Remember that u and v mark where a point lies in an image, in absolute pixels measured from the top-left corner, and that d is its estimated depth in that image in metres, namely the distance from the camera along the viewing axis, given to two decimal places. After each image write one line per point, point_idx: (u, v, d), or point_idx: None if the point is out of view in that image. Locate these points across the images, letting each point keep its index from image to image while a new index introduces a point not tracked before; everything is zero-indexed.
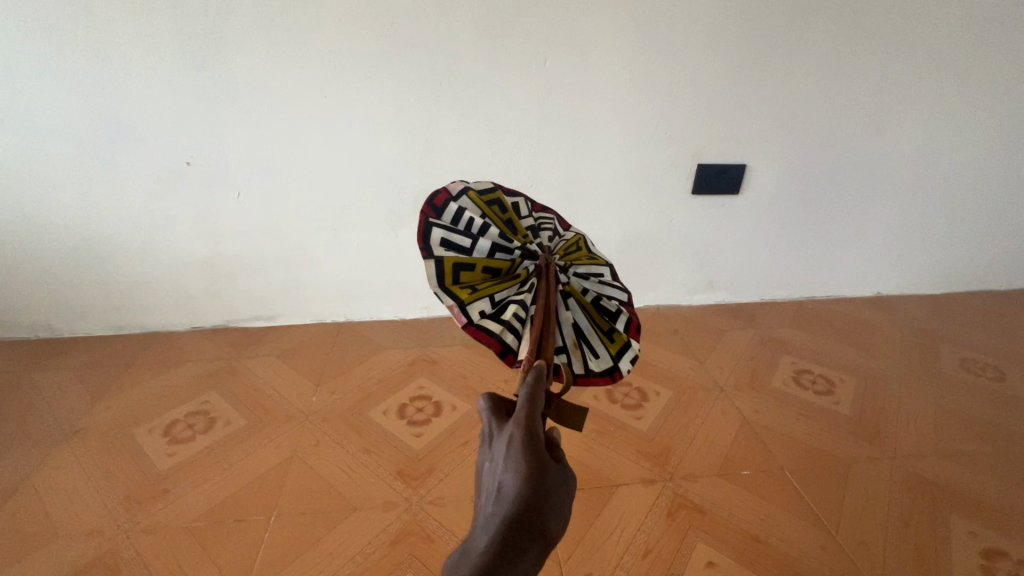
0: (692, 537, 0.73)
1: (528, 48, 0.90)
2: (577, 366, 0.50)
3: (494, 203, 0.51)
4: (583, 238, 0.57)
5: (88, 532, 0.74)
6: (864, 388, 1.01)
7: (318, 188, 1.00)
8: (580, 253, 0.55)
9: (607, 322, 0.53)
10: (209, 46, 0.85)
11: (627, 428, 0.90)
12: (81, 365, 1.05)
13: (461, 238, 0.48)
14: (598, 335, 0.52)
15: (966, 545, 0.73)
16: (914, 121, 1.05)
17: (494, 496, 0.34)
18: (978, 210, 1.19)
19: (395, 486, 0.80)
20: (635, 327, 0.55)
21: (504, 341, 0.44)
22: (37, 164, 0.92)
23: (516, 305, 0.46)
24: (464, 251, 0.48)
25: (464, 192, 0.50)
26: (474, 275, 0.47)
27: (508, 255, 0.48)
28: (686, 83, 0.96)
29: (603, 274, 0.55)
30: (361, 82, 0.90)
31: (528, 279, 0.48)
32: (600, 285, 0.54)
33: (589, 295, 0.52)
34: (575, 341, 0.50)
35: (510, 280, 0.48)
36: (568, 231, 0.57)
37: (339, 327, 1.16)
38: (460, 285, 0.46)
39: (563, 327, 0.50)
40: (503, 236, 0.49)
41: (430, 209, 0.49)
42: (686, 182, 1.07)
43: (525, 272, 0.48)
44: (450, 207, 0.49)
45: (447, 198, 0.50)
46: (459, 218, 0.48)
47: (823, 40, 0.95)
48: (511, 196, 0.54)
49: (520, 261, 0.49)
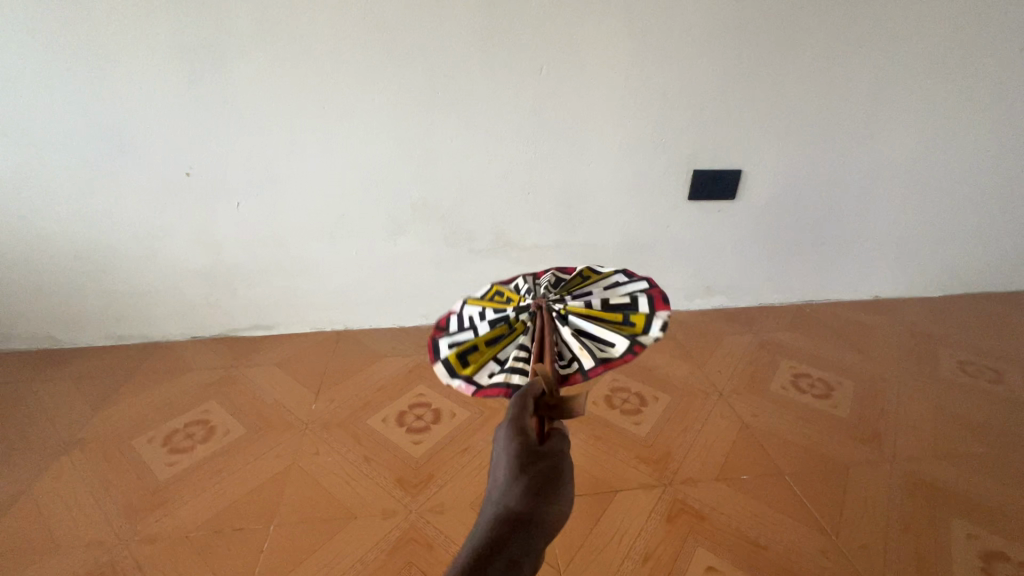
0: (692, 543, 0.73)
1: (523, 57, 0.91)
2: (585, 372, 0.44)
3: (492, 291, 0.50)
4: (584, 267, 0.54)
5: (88, 543, 0.74)
6: (862, 391, 1.01)
7: (317, 196, 1.01)
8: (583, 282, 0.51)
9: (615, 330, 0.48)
10: (209, 58, 0.86)
11: (626, 434, 0.90)
12: (81, 376, 1.06)
13: (462, 333, 0.47)
14: (608, 327, 0.45)
15: (965, 547, 0.73)
16: (907, 125, 1.06)
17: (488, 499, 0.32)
18: (973, 212, 1.20)
19: (395, 494, 0.80)
20: (662, 299, 0.47)
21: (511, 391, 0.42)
22: (39, 176, 0.93)
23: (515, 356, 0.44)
24: (466, 339, 0.46)
25: (465, 303, 0.50)
26: (479, 354, 0.45)
27: (505, 319, 0.46)
28: (681, 90, 0.97)
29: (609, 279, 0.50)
30: (359, 92, 0.91)
31: (524, 328, 0.45)
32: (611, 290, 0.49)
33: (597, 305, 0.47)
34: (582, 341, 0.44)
35: (507, 335, 0.45)
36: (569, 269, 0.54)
37: (338, 335, 1.17)
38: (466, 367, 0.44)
39: (569, 340, 0.44)
40: (497, 311, 0.47)
41: (437, 329, 0.48)
42: (682, 188, 1.08)
43: (521, 322, 0.46)
44: (453, 320, 0.49)
45: (451, 315, 0.50)
46: (461, 321, 0.48)
47: (815, 46, 0.96)
48: (510, 282, 0.52)
49: (516, 316, 0.46)
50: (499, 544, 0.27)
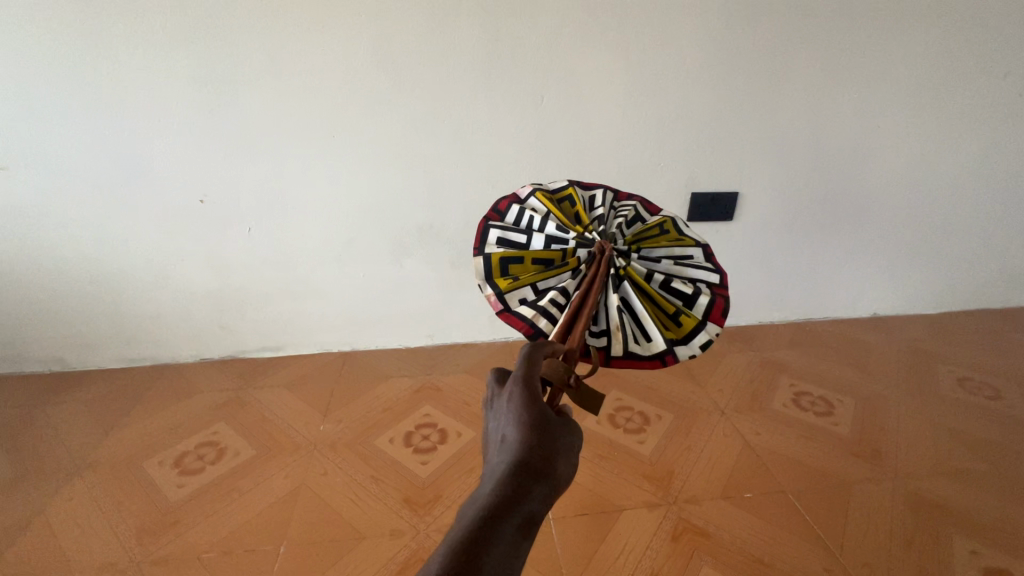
0: (696, 560, 0.74)
1: (526, 87, 0.95)
2: (617, 348, 0.47)
3: (564, 200, 0.52)
4: (671, 219, 0.53)
5: (101, 564, 0.75)
6: (863, 408, 1.02)
7: (324, 222, 1.04)
8: (662, 238, 0.51)
9: (675, 305, 0.48)
10: (223, 91, 0.90)
11: (630, 452, 0.91)
12: (93, 399, 1.07)
13: (516, 235, 0.50)
14: (644, 253, 0.49)
15: (968, 564, 0.74)
16: (897, 148, 1.10)
17: (501, 450, 0.36)
18: (966, 232, 1.22)
19: (403, 514, 0.81)
20: (719, 310, 0.49)
21: (536, 326, 0.46)
22: (55, 204, 0.96)
23: (555, 292, 0.47)
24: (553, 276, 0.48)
25: (533, 193, 0.52)
26: (524, 267, 0.49)
27: (562, 245, 0.48)
28: (677, 117, 1.01)
29: (688, 247, 0.51)
30: (368, 121, 0.95)
31: (579, 266, 0.48)
32: (679, 267, 0.50)
33: (620, 264, 0.47)
34: (629, 278, 0.47)
35: (558, 269, 0.48)
36: (655, 214, 0.54)
37: (345, 356, 1.19)
38: (505, 276, 0.49)
39: (611, 309, 0.47)
40: (560, 228, 0.49)
41: (494, 214, 0.53)
42: (681, 210, 1.11)
43: (617, 266, 0.47)
44: (513, 209, 0.52)
45: (512, 202, 0.53)
46: (519, 218, 0.51)
47: (804, 75, 1.00)
48: (587, 189, 0.54)
49: (575, 249, 0.48)
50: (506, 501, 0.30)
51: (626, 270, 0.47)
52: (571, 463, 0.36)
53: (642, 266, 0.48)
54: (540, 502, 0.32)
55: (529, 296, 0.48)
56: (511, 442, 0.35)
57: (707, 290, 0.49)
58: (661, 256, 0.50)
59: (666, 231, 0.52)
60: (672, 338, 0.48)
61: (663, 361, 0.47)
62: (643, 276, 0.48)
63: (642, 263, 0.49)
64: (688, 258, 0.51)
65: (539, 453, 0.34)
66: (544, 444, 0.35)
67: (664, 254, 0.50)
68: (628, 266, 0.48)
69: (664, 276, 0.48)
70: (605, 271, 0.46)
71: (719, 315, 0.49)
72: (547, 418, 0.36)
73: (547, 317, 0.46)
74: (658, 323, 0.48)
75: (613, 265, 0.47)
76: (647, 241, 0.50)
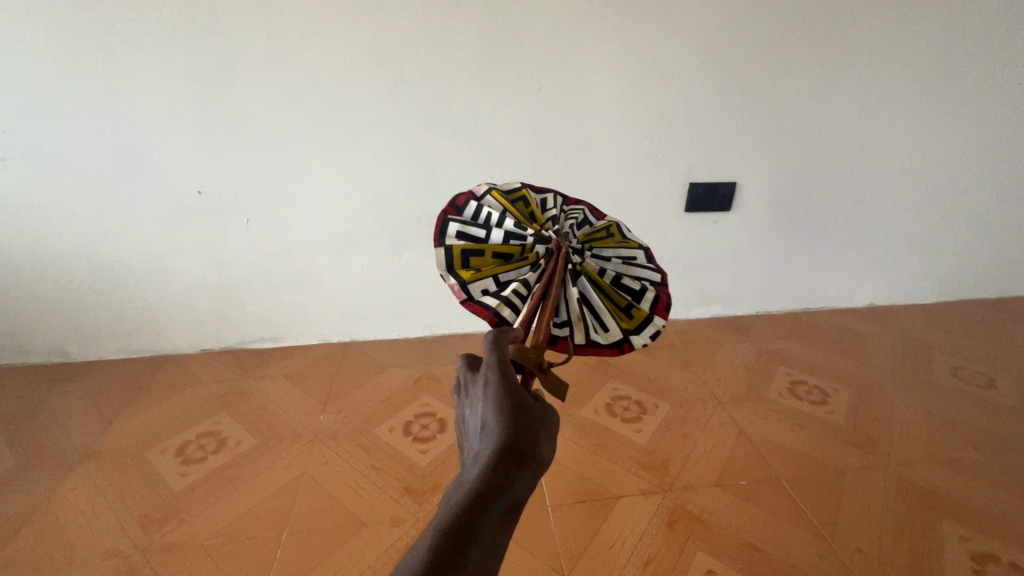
0: (691, 545, 0.75)
1: (524, 77, 0.94)
2: (579, 337, 0.49)
3: (520, 201, 0.54)
4: (616, 222, 0.56)
5: (106, 552, 0.76)
6: (857, 397, 1.04)
7: (324, 213, 1.04)
8: (610, 238, 0.54)
9: (626, 299, 0.51)
10: (220, 82, 0.90)
11: (626, 440, 0.93)
12: (95, 389, 1.08)
13: (475, 229, 0.52)
14: (595, 252, 0.52)
15: (958, 550, 0.75)
16: (895, 138, 1.09)
17: (484, 436, 0.39)
18: (963, 222, 1.23)
19: (403, 502, 0.82)
20: (664, 305, 0.52)
21: (500, 314, 0.46)
22: (54, 196, 0.96)
23: (517, 284, 0.48)
24: (510, 270, 0.49)
25: (488, 191, 0.54)
26: (485, 261, 0.50)
27: (521, 240, 0.50)
28: (675, 108, 1.01)
29: (633, 248, 0.55)
30: (366, 112, 0.95)
31: (538, 261, 0.50)
32: (628, 266, 0.53)
33: (574, 260, 0.50)
34: (582, 275, 0.50)
35: (518, 262, 0.50)
36: (602, 219, 0.57)
37: (345, 347, 1.19)
38: (468, 268, 0.50)
39: (571, 301, 0.49)
40: (518, 224, 0.51)
41: (452, 208, 0.53)
42: (679, 201, 1.11)
43: (572, 262, 0.50)
44: (471, 205, 0.53)
45: (470, 198, 0.54)
46: (478, 213, 0.53)
47: (804, 64, 0.99)
48: (539, 193, 0.57)
49: (533, 245, 0.50)
50: (491, 486, 0.35)
51: (580, 265, 0.50)
52: (551, 439, 0.40)
53: (593, 263, 0.51)
54: (524, 484, 0.36)
55: (491, 287, 0.49)
56: (493, 427, 0.39)
57: (653, 286, 0.53)
58: (612, 255, 0.53)
59: (614, 232, 0.55)
60: (627, 327, 0.51)
61: (621, 348, 0.50)
62: (595, 273, 0.51)
63: (593, 260, 0.52)
64: (634, 257, 0.54)
65: (518, 437, 0.38)
66: (524, 429, 0.38)
67: (613, 251, 0.53)
68: (582, 261, 0.50)
69: (615, 272, 0.52)
70: (563, 266, 0.49)
71: (664, 308, 0.53)
72: (524, 404, 0.40)
73: (511, 306, 0.47)
74: (614, 315, 0.51)
75: (569, 262, 0.50)
76: (597, 239, 0.53)
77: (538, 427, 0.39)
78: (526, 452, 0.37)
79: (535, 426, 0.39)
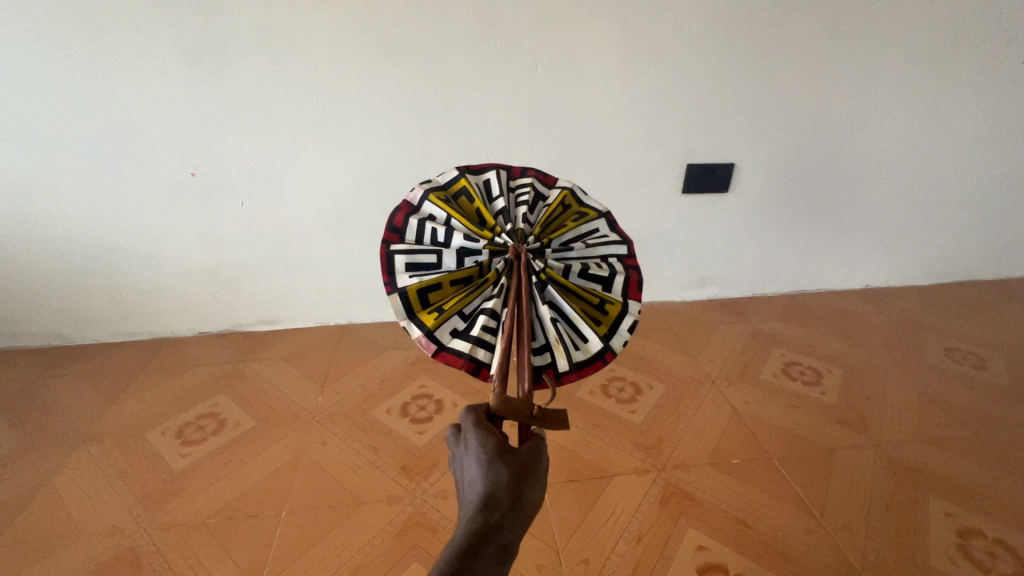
0: (682, 523, 0.77)
1: (520, 55, 0.93)
2: (562, 361, 0.46)
3: (462, 202, 0.51)
4: (569, 191, 0.54)
5: (109, 529, 0.77)
6: (850, 378, 1.05)
7: (319, 195, 1.03)
8: (567, 217, 0.52)
9: (598, 295, 0.50)
10: (211, 60, 0.88)
11: (620, 420, 0.94)
12: (95, 371, 1.09)
13: (426, 255, 0.49)
14: (554, 240, 0.50)
15: (943, 525, 0.76)
16: (895, 117, 1.08)
17: (469, 488, 0.40)
18: (961, 203, 1.22)
19: (400, 481, 0.84)
20: (634, 286, 0.52)
21: (475, 358, 0.46)
22: (44, 178, 0.95)
23: (485, 316, 0.47)
24: (472, 300, 0.48)
25: (426, 199, 0.51)
26: (443, 293, 0.48)
27: (476, 259, 0.49)
28: (673, 86, 0.99)
29: (593, 223, 0.53)
30: (361, 91, 0.93)
31: (499, 279, 0.48)
32: (591, 250, 0.51)
33: (538, 269, 0.48)
34: (549, 285, 0.48)
35: (479, 287, 0.48)
36: (553, 189, 0.54)
37: (342, 329, 1.20)
38: (429, 308, 0.48)
39: (546, 324, 0.47)
40: (468, 237, 0.48)
41: (392, 232, 0.50)
42: (676, 182, 1.10)
43: (535, 274, 0.48)
44: (410, 224, 0.50)
45: (408, 215, 0.50)
46: (422, 233, 0.50)
47: (804, 41, 0.97)
48: (480, 176, 0.54)
49: (490, 260, 0.49)
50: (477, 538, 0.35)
51: (545, 272, 0.48)
52: (538, 485, 0.40)
53: (557, 260, 0.49)
54: (510, 530, 0.37)
55: (460, 325, 0.48)
56: (477, 481, 0.39)
57: (621, 271, 0.51)
58: (573, 242, 0.51)
59: (568, 206, 0.53)
60: (603, 330, 0.50)
61: (604, 359, 0.48)
62: (561, 272, 0.49)
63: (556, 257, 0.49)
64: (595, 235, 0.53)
65: (501, 485, 0.38)
66: (508, 477, 0.39)
67: (571, 234, 0.51)
68: (547, 266, 0.48)
69: (580, 265, 0.50)
70: (525, 281, 0.46)
71: (634, 291, 0.51)
72: (506, 452, 0.40)
73: (484, 347, 0.46)
74: (589, 321, 0.49)
75: (532, 272, 0.47)
76: (554, 226, 0.51)
77: (522, 472, 0.40)
78: (510, 501, 0.38)
79: (520, 473, 0.40)
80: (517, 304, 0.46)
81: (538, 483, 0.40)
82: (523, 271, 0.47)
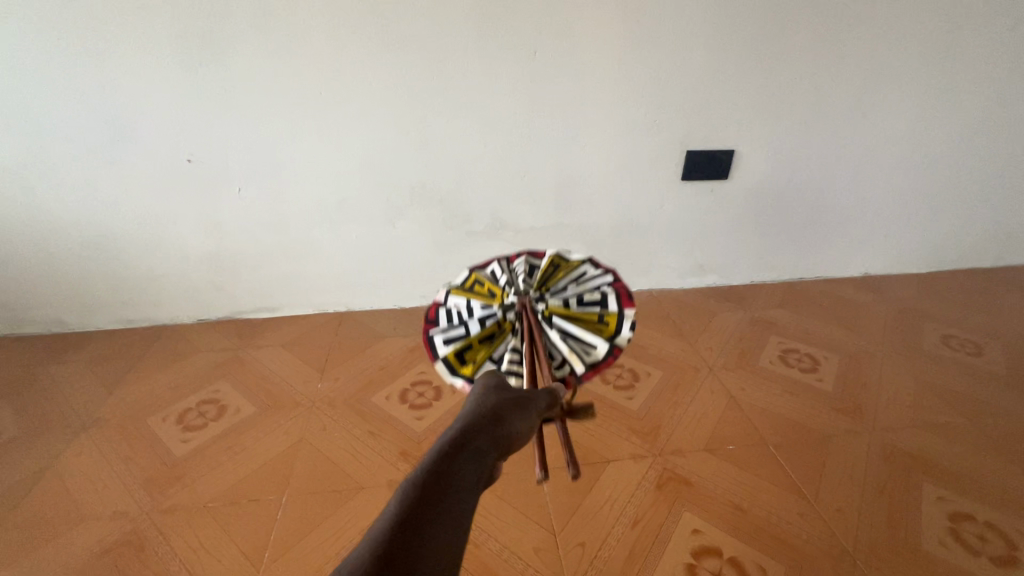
0: (679, 507, 0.78)
1: (519, 40, 0.92)
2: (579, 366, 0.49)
3: (474, 285, 0.57)
4: (555, 253, 0.59)
5: (113, 513, 0.79)
6: (847, 364, 1.05)
7: (317, 181, 1.03)
8: (557, 270, 0.57)
9: (596, 312, 0.53)
10: (205, 43, 0.87)
11: (618, 407, 0.94)
12: (95, 358, 1.10)
13: (457, 329, 0.53)
14: (548, 288, 0.54)
15: (935, 510, 0.77)
16: (897, 104, 1.07)
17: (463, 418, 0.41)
18: (962, 190, 1.22)
19: (400, 466, 0.85)
20: (626, 297, 0.55)
21: None
22: (39, 164, 0.94)
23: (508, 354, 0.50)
24: (501, 346, 0.51)
25: (447, 294, 0.57)
26: (477, 349, 0.51)
27: (493, 318, 0.52)
28: (674, 71, 0.98)
29: (578, 267, 0.58)
30: (357, 75, 0.92)
31: (514, 328, 0.52)
32: (582, 284, 0.55)
33: (540, 309, 0.52)
34: (550, 317, 0.52)
35: (501, 335, 0.51)
36: (540, 257, 0.60)
37: (342, 316, 1.20)
38: (468, 363, 0.50)
39: (558, 344, 0.50)
40: (485, 306, 0.53)
41: (427, 325, 0.55)
42: (676, 169, 1.10)
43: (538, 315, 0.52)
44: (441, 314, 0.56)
45: (437, 309, 0.56)
46: (451, 318, 0.54)
47: (806, 26, 0.96)
48: (486, 269, 0.59)
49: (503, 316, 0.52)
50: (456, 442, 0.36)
51: (547, 309, 0.52)
52: (528, 418, 0.40)
53: (555, 297, 0.53)
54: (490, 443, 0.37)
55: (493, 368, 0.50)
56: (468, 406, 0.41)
57: (611, 289, 0.56)
58: (565, 283, 0.55)
59: (556, 262, 0.58)
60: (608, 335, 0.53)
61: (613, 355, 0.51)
62: (560, 305, 0.52)
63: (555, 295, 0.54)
64: (584, 274, 0.57)
65: (490, 407, 0.40)
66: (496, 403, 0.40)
67: (563, 278, 0.56)
68: (547, 305, 0.52)
69: (575, 296, 0.54)
70: (531, 317, 0.50)
71: (627, 299, 0.55)
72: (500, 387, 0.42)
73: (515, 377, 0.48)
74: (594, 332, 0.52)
75: (536, 313, 0.51)
76: (546, 278, 0.56)
77: (513, 401, 0.41)
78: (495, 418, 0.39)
79: (511, 403, 0.41)
80: (531, 338, 0.50)
81: (527, 415, 0.41)
82: (529, 313, 0.51)
